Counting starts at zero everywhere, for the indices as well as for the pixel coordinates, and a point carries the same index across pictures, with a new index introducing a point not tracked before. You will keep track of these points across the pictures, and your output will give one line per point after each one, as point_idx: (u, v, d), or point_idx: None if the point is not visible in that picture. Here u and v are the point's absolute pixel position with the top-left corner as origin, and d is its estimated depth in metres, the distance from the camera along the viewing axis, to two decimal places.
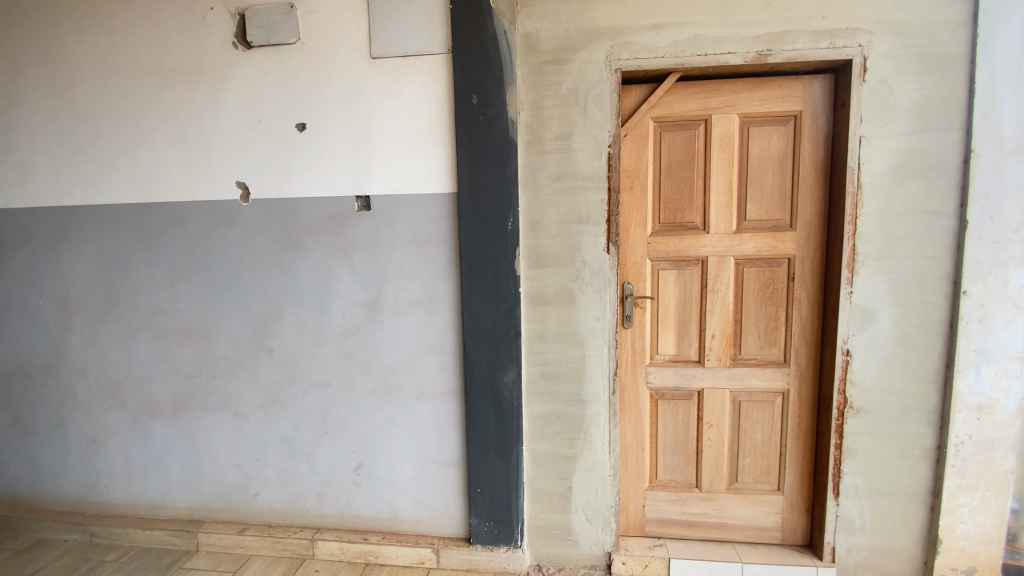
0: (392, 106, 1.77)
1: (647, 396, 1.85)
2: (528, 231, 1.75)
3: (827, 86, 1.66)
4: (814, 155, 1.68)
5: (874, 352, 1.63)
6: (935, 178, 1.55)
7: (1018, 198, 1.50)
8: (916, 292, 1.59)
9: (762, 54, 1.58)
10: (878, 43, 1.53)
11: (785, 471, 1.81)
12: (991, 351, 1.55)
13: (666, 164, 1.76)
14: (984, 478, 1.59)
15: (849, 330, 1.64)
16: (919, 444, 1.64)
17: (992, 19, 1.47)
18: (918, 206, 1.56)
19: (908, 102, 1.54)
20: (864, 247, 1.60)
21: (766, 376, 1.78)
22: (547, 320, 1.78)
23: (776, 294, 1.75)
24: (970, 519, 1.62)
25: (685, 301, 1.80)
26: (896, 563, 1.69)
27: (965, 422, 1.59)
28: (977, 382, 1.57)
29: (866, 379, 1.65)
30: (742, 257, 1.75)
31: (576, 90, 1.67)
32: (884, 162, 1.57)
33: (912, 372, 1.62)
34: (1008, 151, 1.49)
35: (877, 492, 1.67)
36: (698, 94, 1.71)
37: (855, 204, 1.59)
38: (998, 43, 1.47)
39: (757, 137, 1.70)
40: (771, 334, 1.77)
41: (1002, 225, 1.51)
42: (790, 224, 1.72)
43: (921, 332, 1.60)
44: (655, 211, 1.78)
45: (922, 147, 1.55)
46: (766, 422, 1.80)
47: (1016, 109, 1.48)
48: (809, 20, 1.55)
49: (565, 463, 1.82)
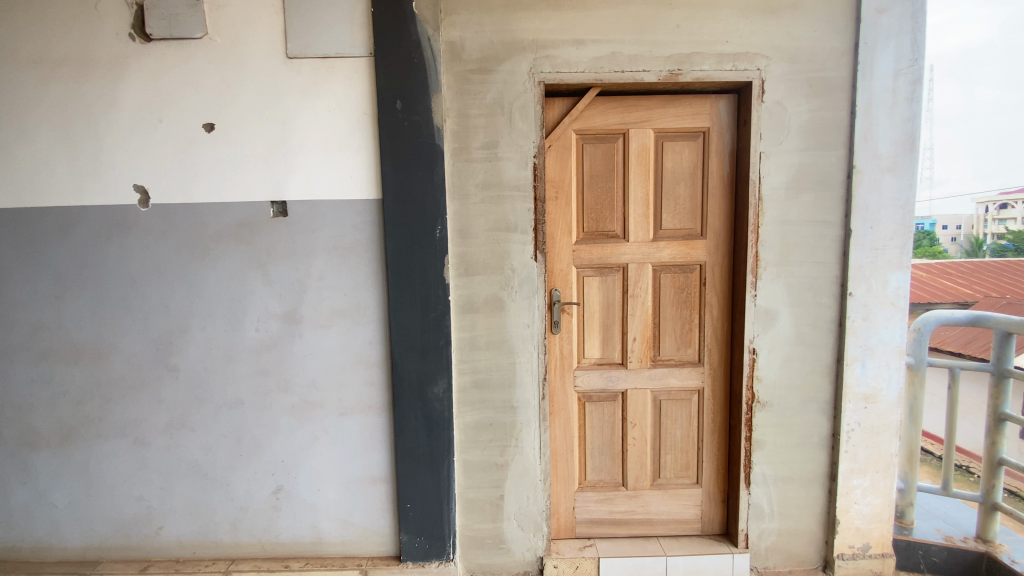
0: (310, 109, 1.70)
1: (576, 400, 1.89)
2: (455, 239, 1.74)
3: (731, 106, 1.79)
4: (720, 168, 1.80)
5: (776, 350, 1.77)
6: (824, 191, 1.72)
7: (891, 209, 1.69)
8: (811, 295, 1.75)
9: (673, 73, 1.68)
10: (774, 68, 1.68)
11: (703, 465, 1.91)
12: (874, 346, 1.74)
13: (589, 174, 1.81)
14: (871, 461, 1.78)
15: (754, 331, 1.77)
16: (817, 433, 1.80)
17: (869, 49, 1.65)
18: (810, 217, 1.72)
19: (799, 122, 1.70)
20: (765, 253, 1.74)
21: (683, 376, 1.88)
22: (477, 329, 1.77)
23: (690, 298, 1.86)
24: (862, 499, 1.79)
25: (609, 306, 1.87)
26: (800, 544, 1.84)
27: (854, 411, 1.76)
28: (864, 374, 1.75)
29: (771, 375, 1.78)
30: (659, 263, 1.84)
31: (500, 100, 1.69)
32: (781, 177, 1.72)
33: (809, 367, 1.78)
34: (883, 167, 1.69)
35: (783, 480, 1.81)
36: (616, 109, 1.79)
37: (757, 214, 1.72)
38: (874, 70, 1.66)
39: (671, 151, 1.80)
40: (687, 335, 1.88)
41: (880, 233, 1.70)
42: (701, 232, 1.83)
43: (816, 331, 1.76)
44: (579, 220, 1.84)
45: (813, 163, 1.71)
46: (685, 420, 1.90)
47: (889, 131, 1.68)
48: (714, 44, 1.67)
49: (496, 471, 1.82)
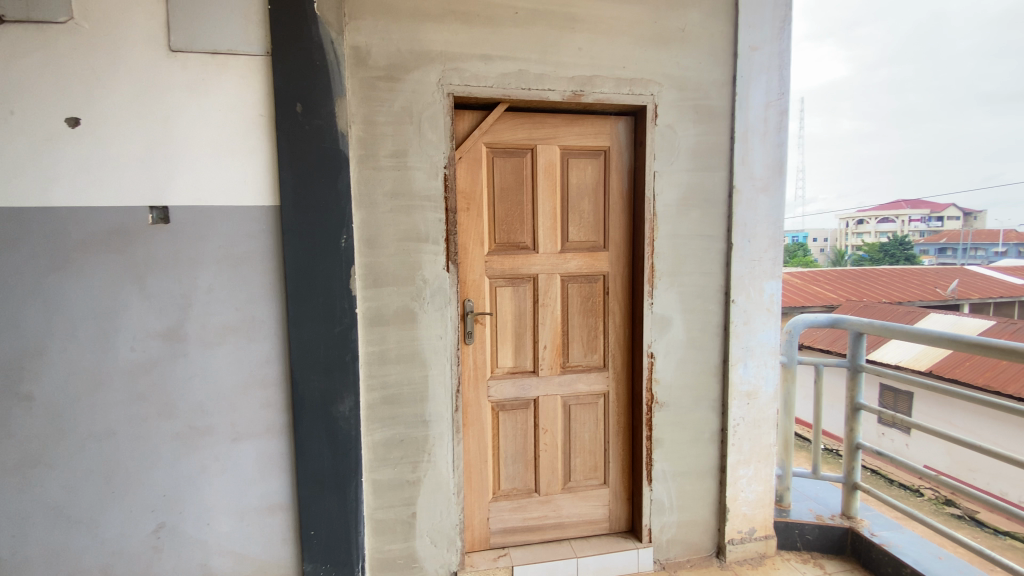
0: (197, 108, 1.56)
1: (489, 410, 1.90)
2: (362, 249, 1.68)
3: (629, 127, 1.92)
4: (620, 185, 1.92)
5: (672, 354, 1.91)
6: (710, 208, 1.89)
7: (765, 225, 1.91)
8: (701, 302, 1.91)
9: (576, 94, 1.76)
10: (666, 94, 1.83)
11: (609, 465, 2.00)
12: (755, 347, 1.93)
13: (499, 187, 1.85)
14: (754, 451, 1.97)
15: (653, 336, 1.89)
16: (708, 429, 1.95)
17: (744, 82, 1.86)
18: (699, 231, 1.89)
19: (688, 145, 1.86)
20: (661, 265, 1.87)
21: (590, 381, 1.96)
22: (387, 342, 1.72)
23: (595, 306, 1.95)
24: (748, 487, 1.98)
25: (521, 316, 1.90)
26: (696, 533, 1.98)
27: (739, 407, 1.94)
28: (746, 373, 1.94)
29: (668, 377, 1.91)
30: (567, 274, 1.91)
31: (409, 109, 1.67)
32: (673, 194, 1.86)
33: (701, 368, 1.93)
34: (757, 188, 1.89)
35: (680, 474, 1.95)
36: (524, 124, 1.84)
37: (652, 228, 1.86)
38: (749, 102, 1.87)
39: (576, 167, 1.89)
40: (593, 342, 1.96)
41: (756, 246, 1.90)
42: (604, 244, 1.94)
43: (706, 335, 1.93)
44: (491, 231, 1.86)
45: (700, 182, 1.88)
46: (592, 423, 1.98)
47: (762, 155, 1.89)
48: (612, 68, 1.78)
49: (408, 488, 1.77)
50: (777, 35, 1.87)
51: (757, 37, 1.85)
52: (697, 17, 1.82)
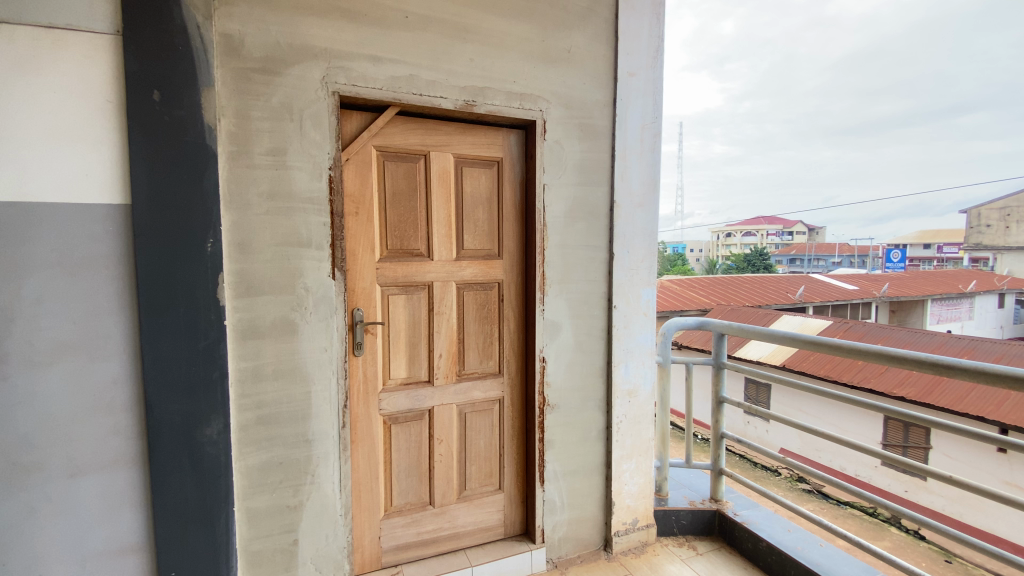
0: (22, 84, 1.30)
1: (379, 424, 1.82)
2: (233, 254, 1.53)
3: (520, 139, 1.97)
4: (512, 195, 1.97)
5: (562, 358, 1.99)
6: (594, 220, 2.01)
7: (641, 237, 2.08)
8: (587, 308, 2.02)
9: (468, 103, 1.78)
10: (553, 111, 1.92)
11: (504, 471, 2.03)
12: (634, 349, 2.09)
13: (390, 192, 1.79)
14: (635, 446, 2.13)
15: (544, 342, 1.95)
16: (595, 428, 2.07)
17: (623, 105, 2.01)
18: (585, 241, 2.00)
19: (574, 160, 1.96)
20: (551, 273, 1.95)
21: (485, 388, 1.97)
22: (263, 356, 1.58)
23: (490, 313, 1.97)
24: (631, 480, 2.12)
25: (414, 324, 1.86)
26: (586, 529, 2.08)
27: (622, 405, 2.08)
28: (628, 373, 2.08)
29: (558, 381, 1.99)
30: (462, 281, 1.91)
31: (288, 105, 1.56)
32: (561, 207, 1.95)
33: (588, 370, 2.04)
34: (635, 203, 2.06)
35: (570, 474, 2.03)
36: (416, 130, 1.82)
37: (543, 238, 1.92)
38: (627, 123, 2.02)
39: (469, 176, 1.90)
40: (488, 349, 1.98)
41: (634, 256, 2.07)
42: (498, 253, 1.97)
43: (592, 339, 2.04)
44: (382, 237, 1.79)
45: (585, 196, 1.99)
46: (487, 429, 1.99)
47: (638, 173, 2.06)
48: (503, 81, 1.83)
49: (289, 514, 1.64)
50: (651, 65, 2.05)
51: (634, 64, 2.02)
52: (581, 40, 1.93)
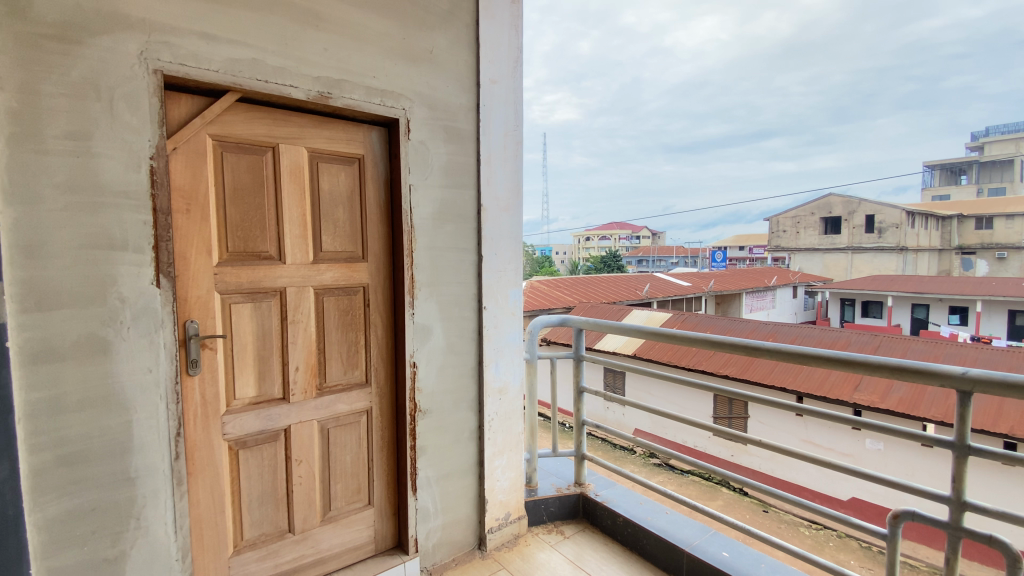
0: None
1: (223, 450, 1.60)
2: (15, 259, 1.22)
3: (383, 137, 1.89)
4: (376, 194, 1.88)
5: (432, 361, 1.95)
6: (462, 223, 2.01)
7: (507, 239, 2.14)
8: (457, 310, 2.01)
9: (323, 95, 1.66)
10: (416, 111, 1.88)
11: (373, 484, 1.93)
12: (503, 348, 2.14)
13: (230, 187, 1.59)
14: (506, 442, 2.18)
15: (413, 346, 1.90)
16: (468, 429, 2.07)
17: (486, 110, 2.05)
18: (453, 244, 1.99)
19: (439, 162, 1.94)
20: (418, 275, 1.90)
21: (350, 400, 1.85)
22: (64, 384, 1.30)
23: (354, 320, 1.85)
24: (502, 476, 2.17)
25: (264, 336, 1.68)
26: (460, 531, 2.07)
27: (493, 404, 2.12)
28: (497, 372, 2.13)
29: (429, 385, 1.94)
30: (320, 286, 1.77)
31: (94, 81, 1.30)
32: (428, 208, 1.91)
33: (459, 372, 2.03)
34: (501, 207, 2.11)
35: (443, 478, 2.01)
36: (262, 120, 1.64)
37: (410, 240, 1.87)
38: (490, 128, 2.07)
39: (326, 173, 1.78)
40: (353, 358, 1.86)
41: (501, 258, 2.12)
42: (362, 255, 1.86)
43: (463, 341, 2.04)
44: (221, 238, 1.58)
45: (451, 199, 1.98)
46: (354, 443, 1.87)
47: (503, 177, 2.11)
48: (362, 75, 1.74)
49: (106, 570, 1.37)
50: (511, 74, 2.13)
51: (495, 71, 2.07)
52: (442, 42, 1.93)
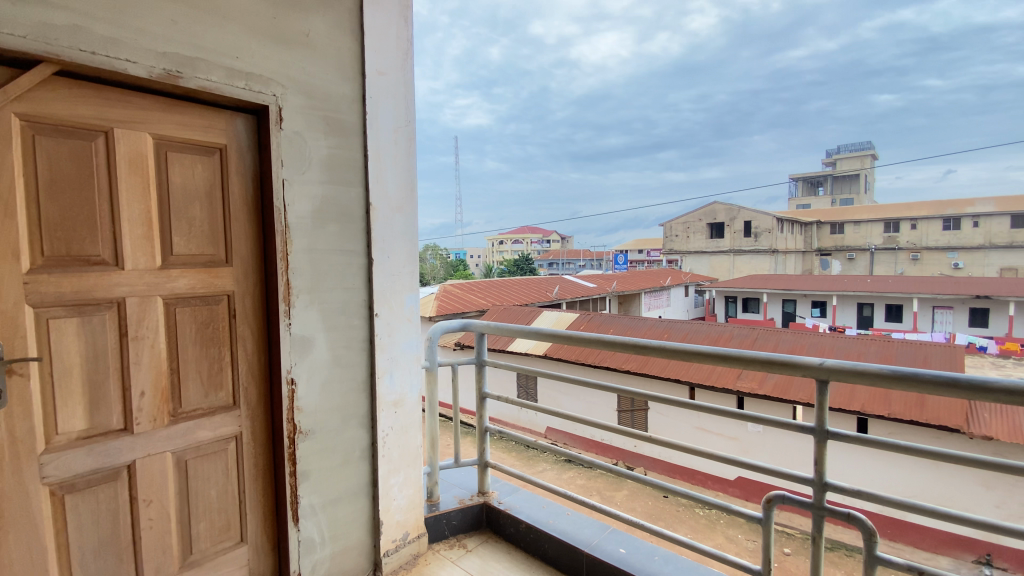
0: None
1: (41, 497, 1.31)
2: None
3: (250, 126, 1.69)
4: (243, 190, 1.67)
5: (314, 376, 1.77)
6: (347, 222, 1.85)
7: (401, 241, 2.01)
8: (343, 318, 1.84)
9: (171, 74, 1.43)
10: (290, 98, 1.69)
11: (246, 519, 1.70)
12: (398, 357, 2.00)
13: (46, 178, 1.32)
14: (403, 458, 2.04)
15: (291, 361, 1.70)
16: (358, 447, 1.90)
17: (373, 103, 1.91)
18: (337, 245, 1.82)
19: (319, 156, 1.77)
20: (296, 281, 1.70)
21: (214, 425, 1.62)
22: None
23: (217, 333, 1.63)
24: (400, 494, 2.03)
25: (97, 356, 1.41)
26: (351, 559, 1.90)
27: (387, 418, 1.97)
28: (392, 384, 1.98)
29: (311, 403, 1.76)
30: (172, 295, 1.53)
31: None
32: (305, 206, 1.73)
33: (347, 387, 1.86)
34: (392, 207, 1.97)
35: (330, 503, 1.83)
36: (91, 99, 1.38)
37: (284, 241, 1.68)
38: (378, 122, 1.93)
39: (178, 164, 1.54)
40: (216, 378, 1.62)
41: (394, 261, 1.98)
42: (225, 259, 1.64)
43: (351, 352, 1.87)
44: (33, 240, 1.30)
45: (334, 196, 1.81)
46: (221, 474, 1.64)
47: (393, 175, 1.98)
48: (221, 54, 1.53)
49: None
50: (401, 66, 2.00)
51: (383, 62, 1.94)
52: (320, 25, 1.76)
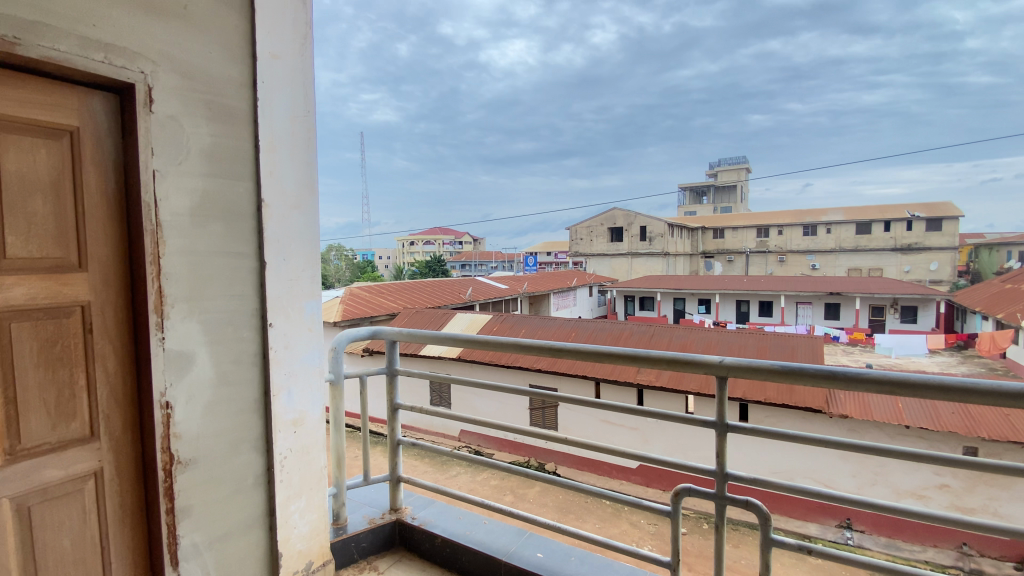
0: None
1: None
2: None
3: (112, 107, 1.43)
4: (103, 182, 1.42)
5: (195, 398, 1.54)
6: (235, 222, 1.64)
7: (299, 243, 1.84)
8: (231, 330, 1.63)
9: (4, 40, 1.17)
10: (163, 77, 1.47)
11: (111, 569, 1.45)
12: (297, 371, 1.83)
13: None
14: (304, 481, 1.87)
15: (165, 381, 1.47)
16: (251, 473, 1.69)
17: (266, 89, 1.73)
18: (222, 248, 1.60)
19: (199, 145, 1.55)
20: (171, 289, 1.48)
21: (65, 463, 1.35)
22: None
23: (69, 353, 1.36)
24: (301, 520, 1.85)
25: None
26: None
27: (285, 439, 1.79)
28: (290, 401, 1.80)
29: (192, 429, 1.53)
30: (5, 307, 1.26)
31: None
32: (182, 202, 1.51)
33: (237, 407, 1.65)
34: (288, 205, 1.80)
35: (219, 540, 1.61)
36: None
37: (156, 243, 1.45)
38: (273, 110, 1.75)
39: (12, 148, 1.26)
40: (67, 406, 1.36)
41: (291, 265, 1.81)
42: (79, 264, 1.38)
43: (241, 368, 1.66)
44: None
45: (219, 192, 1.60)
46: (76, 520, 1.38)
47: (289, 170, 1.80)
48: (73, 21, 1.28)
49: None
50: (297, 52, 1.83)
51: (278, 45, 1.76)
52: None
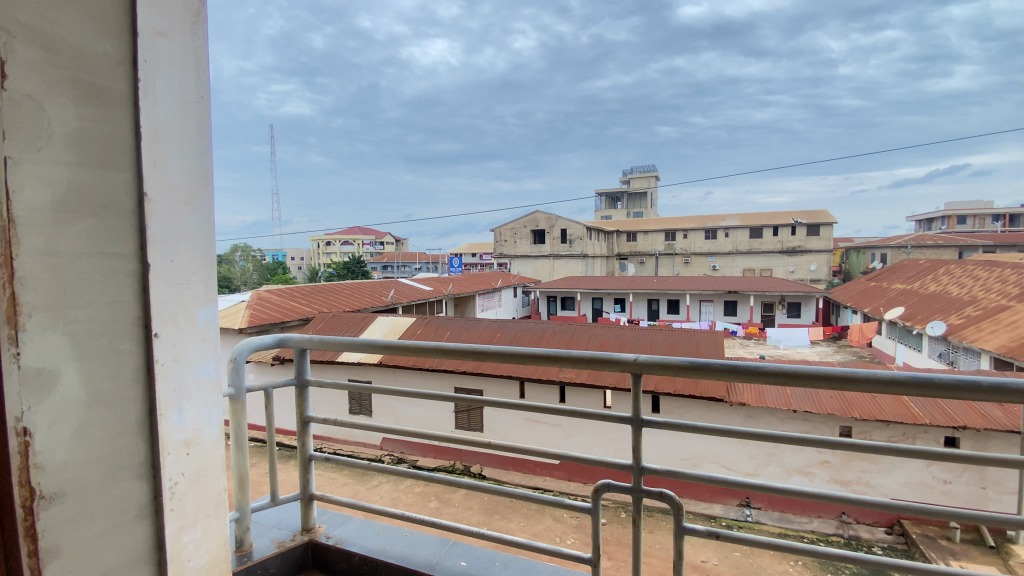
0: None
1: None
2: None
3: None
4: None
5: (61, 423, 1.27)
6: (109, 218, 1.39)
7: (190, 242, 1.61)
8: (106, 342, 1.38)
9: None
10: (18, 49, 1.18)
11: None
12: (190, 387, 1.62)
13: None
14: (198, 508, 1.66)
15: (22, 404, 1.19)
16: (134, 504, 1.45)
17: (150, 69, 1.48)
18: (92, 249, 1.35)
19: (63, 130, 1.27)
20: (26, 295, 1.20)
21: None
22: None
23: None
24: (196, 552, 1.64)
25: None
26: None
27: (175, 463, 1.57)
28: (180, 420, 1.58)
29: (58, 459, 1.26)
30: None
31: None
32: (39, 193, 1.23)
33: (115, 429, 1.41)
34: (177, 200, 1.56)
35: None
36: None
37: (6, 243, 1.17)
38: (157, 93, 1.50)
39: None
40: None
41: (180, 267, 1.57)
42: None
43: (119, 385, 1.42)
44: None
45: (90, 183, 1.33)
46: None
47: (178, 161, 1.57)
48: None
49: None
50: (187, 30, 1.60)
51: (163, 22, 1.51)
52: None
